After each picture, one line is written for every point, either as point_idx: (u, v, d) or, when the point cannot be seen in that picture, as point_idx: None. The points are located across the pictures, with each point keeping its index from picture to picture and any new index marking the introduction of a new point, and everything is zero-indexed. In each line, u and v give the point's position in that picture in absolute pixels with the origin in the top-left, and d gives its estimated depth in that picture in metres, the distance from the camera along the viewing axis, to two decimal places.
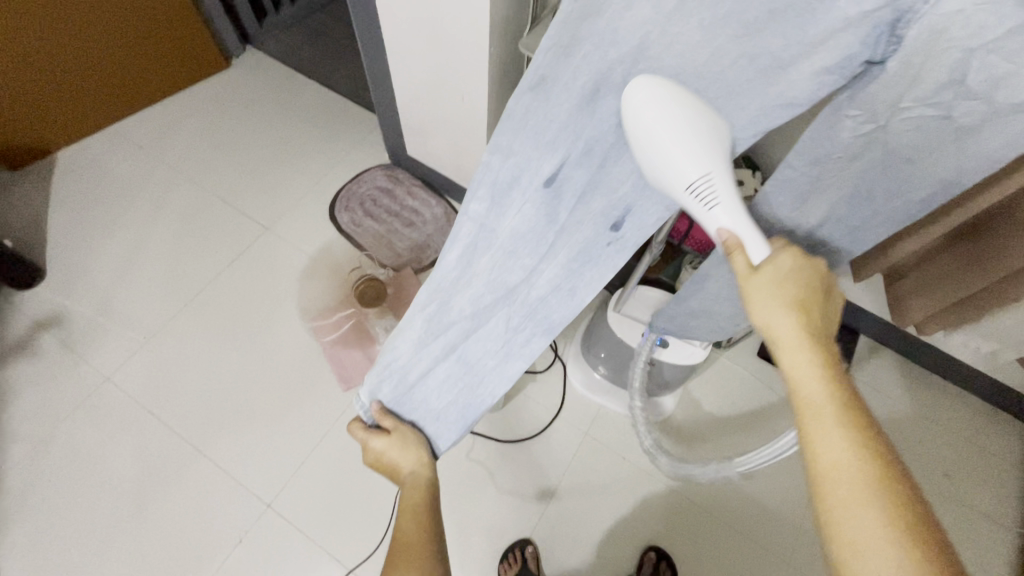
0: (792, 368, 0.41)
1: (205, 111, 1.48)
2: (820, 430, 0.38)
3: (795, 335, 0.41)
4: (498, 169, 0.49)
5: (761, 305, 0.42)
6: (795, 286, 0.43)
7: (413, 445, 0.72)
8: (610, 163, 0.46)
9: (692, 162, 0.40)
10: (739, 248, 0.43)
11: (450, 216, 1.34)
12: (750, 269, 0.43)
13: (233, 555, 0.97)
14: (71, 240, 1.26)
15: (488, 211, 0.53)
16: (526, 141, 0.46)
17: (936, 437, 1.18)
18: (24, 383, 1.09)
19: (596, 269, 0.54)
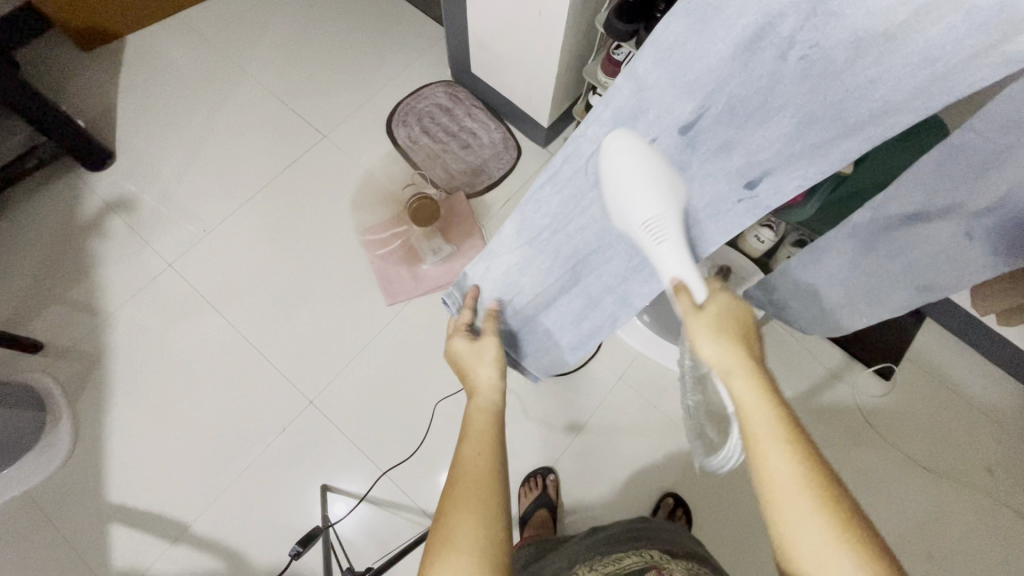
0: (740, 397, 0.43)
1: (268, 6, 1.44)
2: (770, 455, 0.40)
3: (735, 363, 0.45)
4: (621, 103, 0.44)
5: (702, 340, 0.47)
6: (730, 321, 0.48)
7: (489, 363, 0.66)
8: (755, 123, 0.41)
9: (651, 203, 0.47)
10: (684, 289, 0.50)
11: (507, 142, 1.29)
12: (694, 307, 0.48)
13: (276, 440, 1.04)
14: (138, 126, 1.29)
15: (603, 144, 0.48)
16: (663, 78, 0.41)
17: (987, 431, 1.13)
18: (93, 259, 1.16)
19: (721, 224, 0.52)
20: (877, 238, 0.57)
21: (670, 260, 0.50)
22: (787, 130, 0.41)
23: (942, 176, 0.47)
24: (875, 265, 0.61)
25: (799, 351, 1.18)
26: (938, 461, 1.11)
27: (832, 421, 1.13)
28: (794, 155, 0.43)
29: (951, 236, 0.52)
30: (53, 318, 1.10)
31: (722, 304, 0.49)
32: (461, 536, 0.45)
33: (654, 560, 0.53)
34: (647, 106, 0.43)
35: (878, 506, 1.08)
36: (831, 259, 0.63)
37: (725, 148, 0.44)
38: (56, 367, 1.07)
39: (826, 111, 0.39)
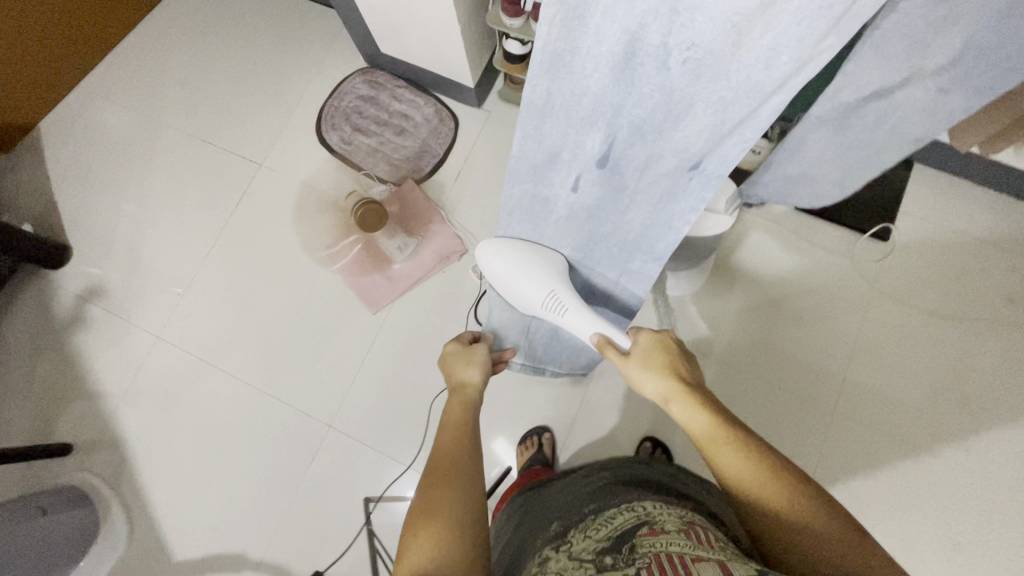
0: (676, 407, 0.59)
1: (164, 48, 1.37)
2: (705, 441, 0.54)
3: (666, 386, 0.61)
4: (535, 154, 0.55)
5: (641, 379, 0.63)
6: (659, 355, 0.63)
7: (474, 364, 0.74)
8: (669, 127, 0.48)
9: (542, 274, 0.64)
10: (609, 344, 0.66)
11: (441, 115, 1.23)
12: (622, 357, 0.65)
13: (311, 471, 1.08)
14: (82, 210, 1.27)
15: (541, 184, 0.60)
16: (560, 124, 0.51)
17: (1001, 262, 1.09)
18: (88, 352, 1.18)
19: (686, 204, 0.57)
20: (848, 118, 0.66)
21: (579, 323, 0.68)
22: (705, 119, 0.46)
23: (889, 48, 0.55)
24: (859, 135, 0.68)
25: (791, 236, 1.14)
26: (954, 306, 1.08)
27: (839, 295, 1.10)
28: (720, 138, 0.48)
29: (922, 93, 0.59)
30: (72, 417, 1.14)
31: (646, 344, 0.65)
32: (440, 504, 0.51)
33: (646, 516, 0.53)
34: (561, 148, 0.54)
35: (904, 369, 1.07)
36: (814, 141, 0.71)
37: (651, 156, 0.52)
38: (89, 461, 1.11)
39: (740, 91, 0.44)
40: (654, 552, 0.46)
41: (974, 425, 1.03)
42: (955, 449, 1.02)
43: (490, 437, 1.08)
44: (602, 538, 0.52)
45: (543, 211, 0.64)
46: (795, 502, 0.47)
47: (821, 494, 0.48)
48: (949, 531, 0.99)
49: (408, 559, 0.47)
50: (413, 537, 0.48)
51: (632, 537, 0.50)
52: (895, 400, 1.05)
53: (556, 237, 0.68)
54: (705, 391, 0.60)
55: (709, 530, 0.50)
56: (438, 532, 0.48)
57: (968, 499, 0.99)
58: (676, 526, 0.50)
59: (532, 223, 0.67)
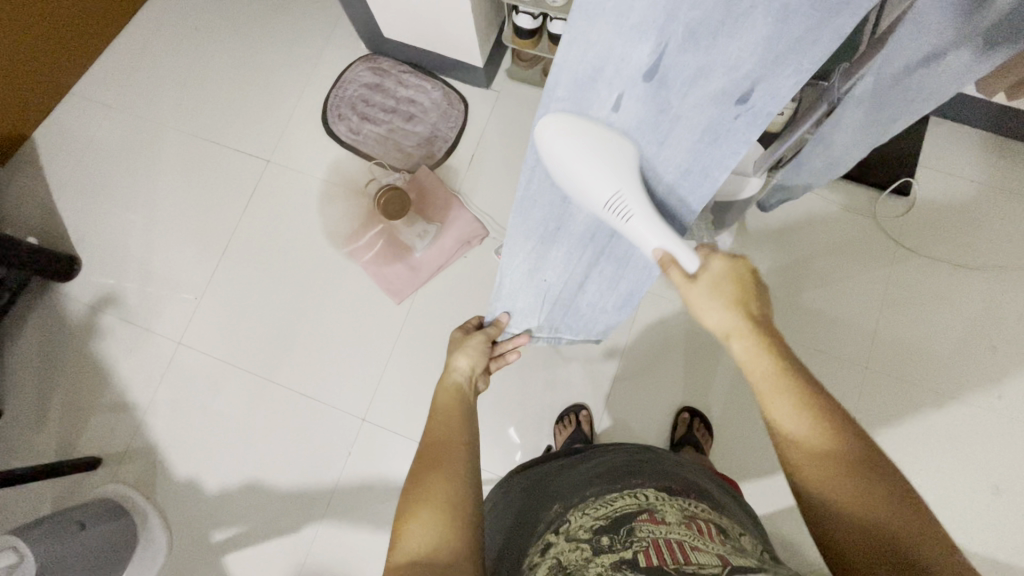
0: (743, 353, 0.54)
1: (156, 48, 1.33)
2: (774, 401, 0.50)
3: (735, 325, 0.55)
4: (578, 71, 0.47)
5: (703, 307, 0.56)
6: (728, 287, 0.56)
7: (461, 352, 0.73)
8: (725, 35, 0.43)
9: (603, 183, 0.53)
10: (673, 262, 0.56)
11: (450, 97, 1.21)
12: (686, 278, 0.56)
13: (348, 464, 1.07)
14: (87, 219, 1.24)
15: (574, 114, 0.52)
16: (608, 30, 0.44)
17: (1020, 209, 1.10)
18: (108, 364, 1.15)
19: (725, 144, 0.53)
20: (895, 88, 0.58)
21: (642, 231, 0.56)
22: (762, 28, 0.42)
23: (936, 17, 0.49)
24: (896, 108, 0.60)
25: (811, 197, 1.13)
26: (978, 256, 1.09)
27: (864, 253, 1.11)
28: (777, 57, 0.44)
29: (967, 60, 0.51)
30: (98, 429, 1.12)
31: (714, 272, 0.56)
32: (432, 490, 0.52)
33: (648, 502, 0.54)
34: (605, 62, 0.46)
35: (932, 321, 1.07)
36: (846, 120, 0.65)
37: (703, 69, 0.46)
38: (121, 472, 1.09)
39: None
40: (653, 538, 0.47)
41: (1005, 370, 1.04)
42: (989, 396, 1.03)
43: (526, 419, 1.08)
44: (601, 518, 0.53)
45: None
46: (862, 488, 0.44)
47: (893, 483, 0.44)
48: (987, 476, 1.00)
49: (403, 542, 0.49)
50: (406, 520, 0.50)
51: (630, 520, 0.51)
52: (927, 352, 1.06)
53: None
54: (779, 336, 0.54)
55: (710, 524, 0.51)
56: (430, 517, 0.50)
57: (1003, 443, 1.01)
58: (680, 519, 0.51)
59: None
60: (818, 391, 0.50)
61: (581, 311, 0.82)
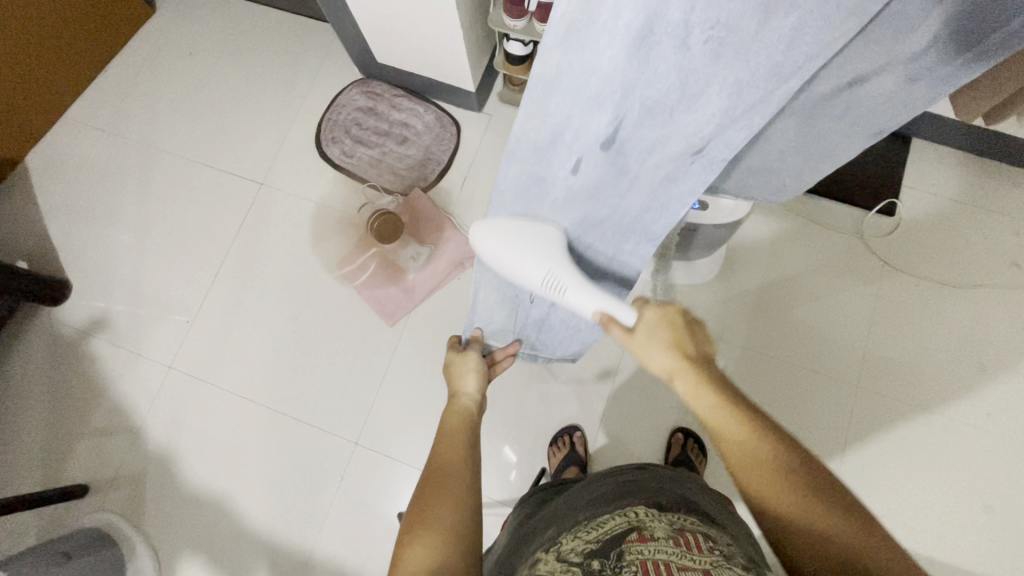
0: (687, 393, 0.57)
1: (150, 73, 1.34)
2: (719, 428, 0.53)
3: (675, 364, 0.58)
4: (536, 134, 0.45)
5: (647, 354, 0.60)
6: (668, 328, 0.60)
7: (472, 374, 0.74)
8: (682, 108, 0.41)
9: (531, 265, 0.56)
10: (613, 322, 0.60)
11: (442, 121, 1.23)
12: (626, 332, 0.60)
13: (341, 488, 1.06)
14: (78, 242, 1.23)
15: (536, 167, 0.49)
16: (565, 99, 0.41)
17: (1002, 228, 1.13)
18: (96, 389, 1.14)
19: (685, 192, 0.51)
20: (818, 108, 0.49)
21: (582, 301, 0.59)
22: (718, 103, 0.40)
23: (887, 34, 0.39)
24: (823, 136, 0.53)
25: (799, 217, 1.15)
26: (962, 274, 1.11)
27: (852, 270, 1.12)
28: (734, 120, 0.42)
29: (896, 85, 0.45)
30: (85, 456, 1.10)
31: (655, 316, 0.60)
32: (436, 511, 0.52)
33: (638, 520, 0.54)
34: (563, 129, 0.44)
35: (920, 339, 1.08)
36: (777, 134, 0.54)
37: (659, 138, 0.44)
38: (108, 500, 1.08)
39: (758, 73, 0.37)
40: (642, 560, 0.47)
41: (994, 388, 1.05)
42: (978, 414, 1.04)
43: (520, 440, 1.08)
44: (591, 540, 0.52)
45: (540, 194, 0.53)
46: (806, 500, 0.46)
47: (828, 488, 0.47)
48: (979, 495, 1.00)
49: (403, 568, 0.47)
50: (406, 547, 0.49)
51: (620, 543, 0.50)
52: (917, 370, 1.07)
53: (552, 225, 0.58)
54: (715, 369, 0.58)
55: (698, 536, 0.51)
56: (433, 541, 0.49)
57: (994, 460, 1.02)
58: (669, 535, 0.51)
59: (528, 212, 0.56)
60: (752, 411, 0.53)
61: (554, 325, 0.79)
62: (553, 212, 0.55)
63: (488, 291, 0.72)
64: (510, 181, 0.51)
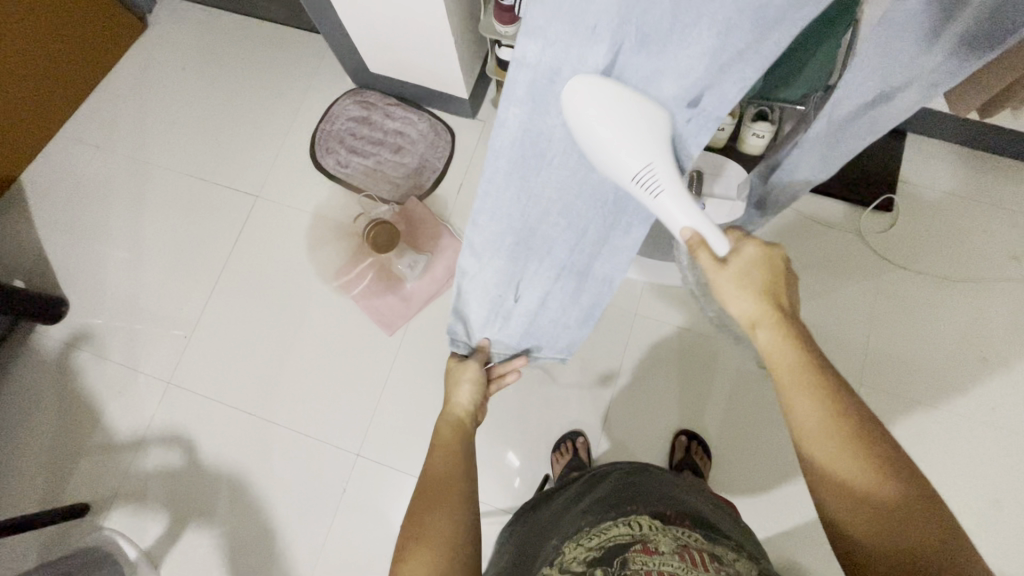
0: (766, 344, 0.52)
1: (143, 88, 1.35)
2: (795, 395, 0.49)
3: (759, 317, 0.52)
4: (533, 73, 0.45)
5: (730, 296, 0.53)
6: (760, 271, 0.52)
7: (467, 385, 0.71)
8: (674, 42, 0.42)
9: (635, 156, 0.47)
10: (703, 245, 0.51)
11: (437, 128, 1.23)
12: (716, 263, 0.52)
13: (343, 500, 1.05)
14: (74, 259, 1.23)
15: (531, 117, 0.48)
16: (563, 28, 0.41)
17: (1001, 220, 1.12)
18: (95, 405, 1.14)
19: (681, 154, 0.51)
20: (844, 129, 0.57)
21: (675, 209, 0.49)
22: (708, 40, 0.41)
23: (893, 50, 0.48)
24: (848, 146, 0.60)
25: (796, 214, 1.15)
26: (962, 269, 1.11)
27: (850, 268, 1.12)
28: (722, 69, 0.44)
29: (920, 97, 0.52)
30: (85, 475, 1.10)
31: (749, 255, 0.52)
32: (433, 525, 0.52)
33: (642, 531, 0.53)
34: (561, 63, 0.44)
35: (924, 334, 1.08)
36: (805, 160, 0.63)
37: (653, 75, 0.45)
38: (110, 518, 1.07)
39: (746, 11, 0.40)
40: (645, 572, 0.47)
41: (998, 382, 1.04)
42: (983, 408, 1.03)
43: (522, 446, 1.07)
44: (594, 550, 0.52)
45: (534, 159, 0.52)
46: (887, 506, 0.43)
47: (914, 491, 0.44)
48: (987, 490, 0.99)
49: None
50: (399, 564, 0.49)
51: (624, 552, 0.50)
52: (920, 365, 1.06)
53: (546, 197, 0.55)
54: (802, 325, 0.52)
55: (702, 554, 0.50)
56: (425, 559, 0.49)
57: (1002, 456, 1.01)
58: (673, 549, 0.50)
59: (521, 178, 0.53)
60: (845, 391, 0.48)
61: (540, 322, 0.73)
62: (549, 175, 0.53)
63: (474, 271, 0.65)
64: (504, 139, 0.50)
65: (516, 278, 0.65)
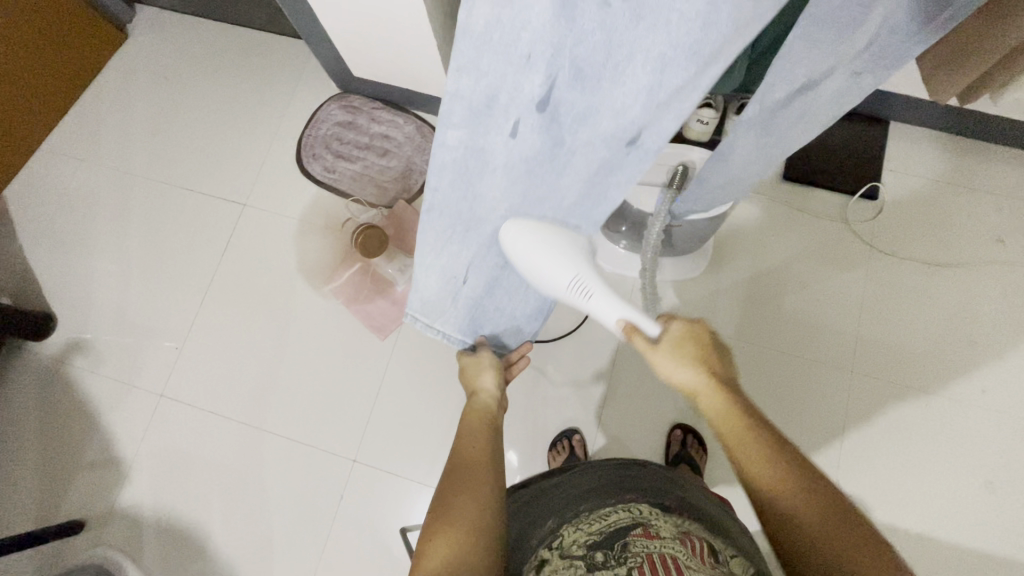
0: (708, 407, 0.59)
1: (125, 100, 1.33)
2: (736, 443, 0.55)
3: (692, 379, 0.60)
4: (470, 96, 0.42)
5: (669, 366, 0.61)
6: (692, 343, 0.62)
7: (489, 371, 0.74)
8: (609, 79, 0.40)
9: (563, 270, 0.58)
10: (636, 331, 0.61)
11: (422, 131, 1.22)
12: (650, 344, 0.62)
13: (342, 508, 1.04)
14: (60, 274, 1.22)
15: (471, 137, 0.46)
16: (495, 59, 0.39)
17: (983, 204, 1.14)
18: (86, 422, 1.12)
19: (622, 175, 0.51)
20: (774, 118, 0.56)
21: (605, 307, 0.61)
22: (643, 78, 0.40)
23: (816, 40, 0.47)
24: (781, 132, 0.59)
25: (783, 205, 1.16)
26: (948, 254, 1.12)
27: (838, 258, 1.12)
28: (660, 109, 0.43)
29: (842, 82, 0.54)
30: (80, 491, 1.08)
31: (677, 332, 0.62)
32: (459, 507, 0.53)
33: (642, 517, 0.54)
34: (497, 91, 0.41)
35: (913, 321, 1.09)
36: (740, 146, 0.60)
37: (590, 112, 0.43)
38: (106, 534, 1.06)
39: (682, 48, 0.38)
40: (647, 552, 0.48)
41: (988, 364, 1.05)
42: (973, 391, 1.04)
43: (519, 446, 1.07)
44: (595, 533, 0.53)
45: (477, 172, 0.50)
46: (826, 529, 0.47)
47: (848, 521, 0.47)
48: (980, 472, 1.00)
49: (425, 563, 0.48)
50: (429, 541, 0.50)
51: (625, 535, 0.51)
52: (912, 351, 1.07)
53: (491, 201, 0.53)
54: (739, 389, 0.60)
55: (704, 542, 0.51)
56: (456, 535, 0.49)
57: (994, 437, 1.02)
58: (674, 535, 0.51)
59: (466, 186, 0.51)
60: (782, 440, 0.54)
61: (489, 313, 0.71)
62: (494, 183, 0.51)
63: (428, 255, 0.61)
64: (444, 155, 0.47)
65: (471, 262, 0.62)
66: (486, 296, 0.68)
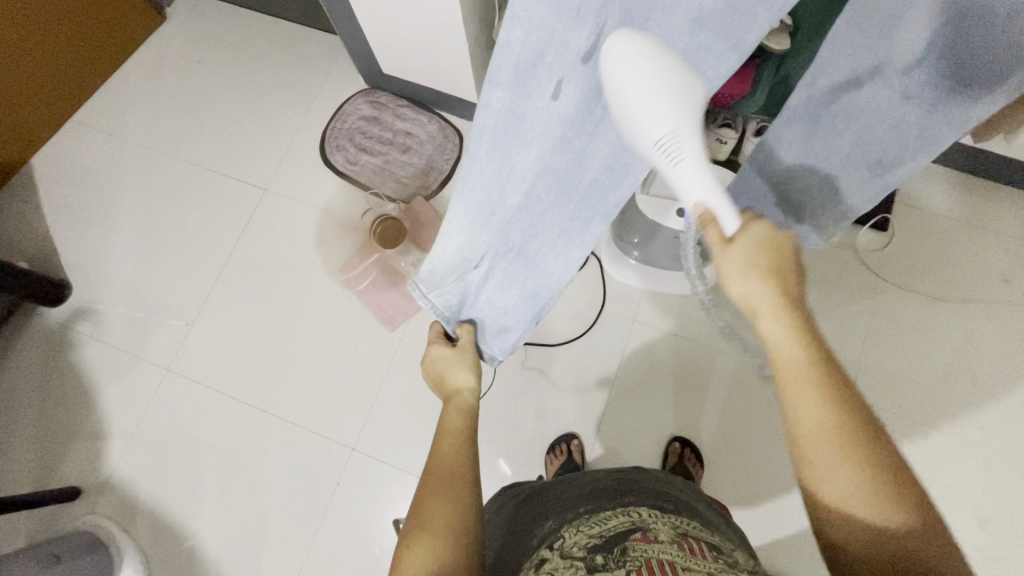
0: (770, 334, 0.46)
1: (158, 79, 1.37)
2: (802, 393, 0.44)
3: (771, 303, 0.46)
4: (515, 54, 0.42)
5: (736, 279, 0.46)
6: (769, 249, 0.46)
7: (465, 367, 0.72)
8: (656, 18, 0.40)
9: (657, 122, 0.42)
10: (714, 220, 0.47)
11: (446, 131, 1.25)
12: (722, 240, 0.47)
13: (338, 494, 1.05)
14: (79, 243, 1.24)
15: (513, 100, 0.46)
16: (547, 10, 0.39)
17: (991, 244, 1.15)
18: (92, 390, 1.14)
19: None
20: (818, 117, 0.60)
21: (690, 180, 0.45)
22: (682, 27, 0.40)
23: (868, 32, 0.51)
24: (825, 139, 0.62)
25: None
26: (954, 289, 1.13)
27: (844, 286, 1.14)
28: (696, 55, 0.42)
29: (892, 101, 0.55)
30: (81, 458, 1.09)
31: (756, 236, 0.46)
32: (436, 514, 0.52)
33: (641, 520, 0.54)
34: (545, 46, 0.41)
35: (916, 351, 1.10)
36: (781, 149, 0.65)
37: None
38: (102, 502, 1.06)
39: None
40: (646, 557, 0.47)
41: (987, 402, 1.06)
42: (971, 427, 1.05)
43: (518, 446, 1.08)
44: (594, 536, 0.52)
45: (516, 138, 0.49)
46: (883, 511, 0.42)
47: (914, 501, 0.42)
48: (974, 507, 1.01)
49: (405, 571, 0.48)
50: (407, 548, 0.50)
51: (625, 539, 0.51)
52: (913, 381, 1.08)
53: (514, 179, 0.54)
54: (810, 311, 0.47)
55: (702, 543, 0.51)
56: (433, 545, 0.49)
57: (988, 475, 1.02)
58: (672, 538, 0.51)
59: (502, 154, 0.51)
60: (858, 403, 0.44)
61: (479, 301, 0.73)
62: (528, 157, 0.51)
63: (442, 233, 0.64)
64: (486, 117, 0.48)
65: (475, 249, 0.65)
66: (482, 283, 0.70)
